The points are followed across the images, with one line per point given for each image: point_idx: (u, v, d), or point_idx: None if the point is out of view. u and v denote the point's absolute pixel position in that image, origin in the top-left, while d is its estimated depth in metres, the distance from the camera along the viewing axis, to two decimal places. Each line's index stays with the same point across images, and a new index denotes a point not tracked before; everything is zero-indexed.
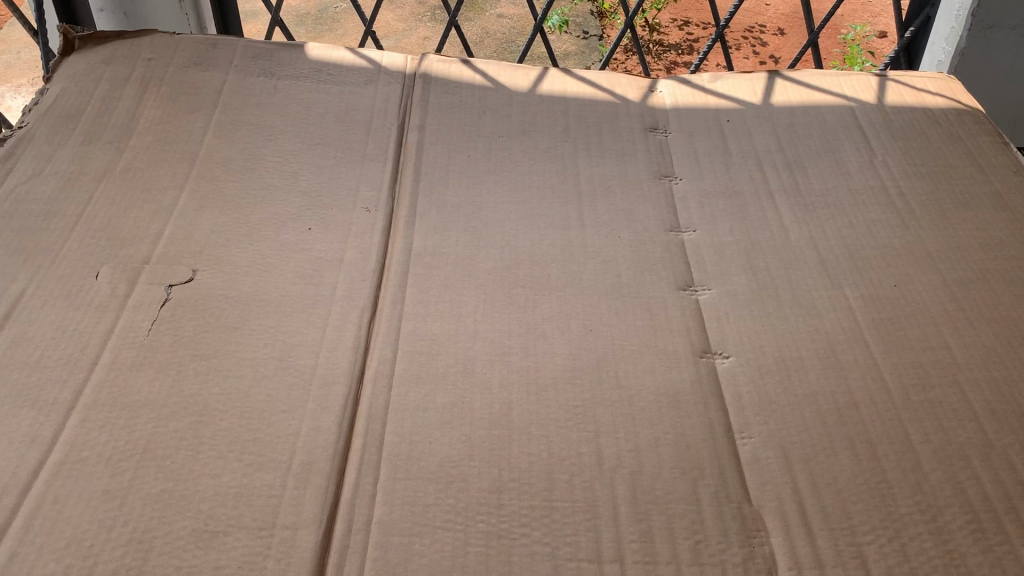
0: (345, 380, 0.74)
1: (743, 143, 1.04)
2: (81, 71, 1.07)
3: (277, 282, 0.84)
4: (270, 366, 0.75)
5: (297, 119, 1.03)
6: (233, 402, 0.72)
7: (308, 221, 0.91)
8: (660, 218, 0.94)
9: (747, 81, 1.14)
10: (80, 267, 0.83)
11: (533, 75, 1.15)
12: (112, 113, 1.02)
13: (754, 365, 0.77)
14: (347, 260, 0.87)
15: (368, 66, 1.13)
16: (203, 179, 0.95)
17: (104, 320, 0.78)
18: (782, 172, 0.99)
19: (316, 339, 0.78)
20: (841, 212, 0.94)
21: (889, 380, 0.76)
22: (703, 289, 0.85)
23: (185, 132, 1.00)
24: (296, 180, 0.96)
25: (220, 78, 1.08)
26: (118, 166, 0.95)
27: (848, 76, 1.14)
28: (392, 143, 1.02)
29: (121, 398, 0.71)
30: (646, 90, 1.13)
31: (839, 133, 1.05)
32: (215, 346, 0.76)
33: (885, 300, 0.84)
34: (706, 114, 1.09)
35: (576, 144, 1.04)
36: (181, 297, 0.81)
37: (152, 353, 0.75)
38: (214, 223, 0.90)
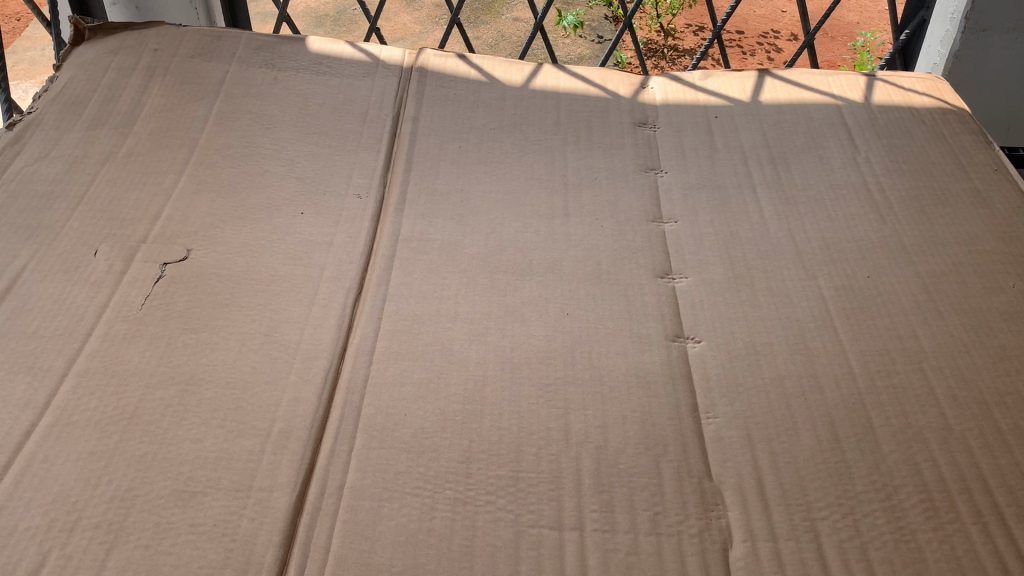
0: (327, 355, 0.77)
1: (730, 138, 1.06)
2: (90, 60, 1.11)
3: (267, 263, 0.87)
4: (257, 340, 0.78)
5: (295, 109, 1.07)
6: (219, 373, 0.75)
7: (301, 206, 0.94)
8: (643, 209, 0.96)
9: (737, 79, 1.16)
10: (80, 244, 0.87)
11: (528, 70, 1.17)
12: (118, 100, 1.05)
13: (724, 349, 0.80)
14: (336, 244, 0.90)
15: (367, 59, 1.16)
16: (202, 165, 0.98)
17: (100, 295, 0.82)
18: (766, 167, 1.02)
19: (302, 317, 0.81)
20: (821, 206, 0.96)
21: (856, 366, 0.78)
22: (680, 277, 0.88)
23: (186, 120, 1.04)
24: (291, 166, 0.99)
25: (223, 68, 1.11)
26: (121, 151, 0.99)
27: (837, 75, 1.15)
28: (386, 133, 1.05)
29: (113, 366, 0.75)
30: (638, 86, 1.16)
31: (825, 130, 1.06)
32: (205, 321, 0.80)
33: (858, 291, 0.86)
34: (696, 110, 1.11)
35: (565, 137, 1.07)
36: (175, 274, 0.84)
37: (144, 326, 0.79)
38: (211, 207, 0.93)
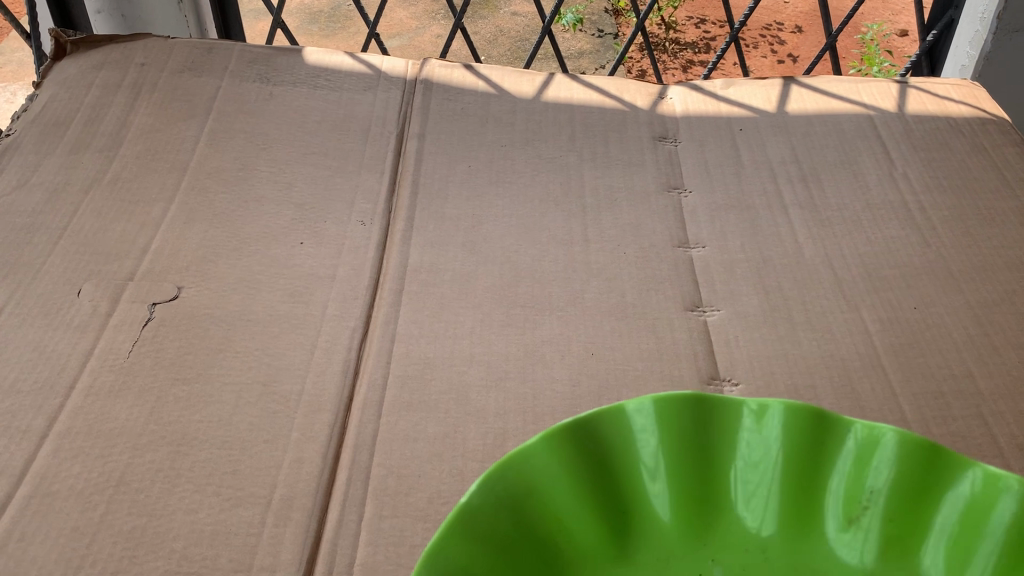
0: (332, 407, 0.71)
1: (757, 153, 0.99)
2: (72, 76, 1.03)
3: (265, 301, 0.80)
4: (255, 391, 0.72)
5: (292, 127, 1.00)
6: (214, 431, 0.68)
7: (300, 235, 0.88)
8: (668, 233, 0.90)
9: (761, 87, 1.09)
10: (62, 283, 0.80)
11: (539, 81, 1.10)
12: (103, 120, 0.98)
13: (765, 393, 0.73)
14: (339, 277, 0.84)
15: (367, 71, 1.09)
16: (193, 190, 0.91)
17: (84, 341, 0.75)
18: (798, 184, 0.95)
19: (304, 363, 0.74)
20: (859, 227, 0.90)
21: (909, 411, 0.71)
22: (712, 309, 0.81)
23: (176, 141, 0.97)
24: (289, 191, 0.92)
25: (215, 84, 1.04)
26: (106, 176, 0.92)
27: (867, 82, 1.09)
28: (391, 152, 0.98)
29: (98, 424, 0.68)
30: (656, 96, 1.09)
31: (857, 143, 1.00)
32: (198, 369, 0.73)
33: (905, 324, 0.79)
34: (719, 122, 1.04)
35: (581, 154, 1.00)
36: (165, 316, 0.78)
37: (132, 378, 0.72)
38: (203, 238, 0.86)
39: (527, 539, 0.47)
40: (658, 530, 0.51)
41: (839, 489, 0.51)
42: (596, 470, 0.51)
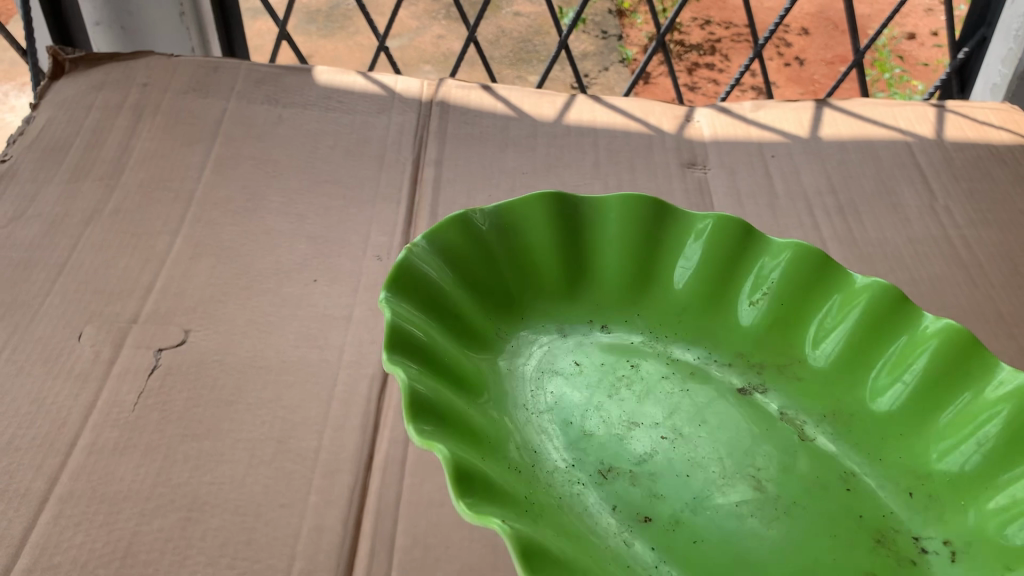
0: (353, 467, 0.66)
1: (791, 182, 0.95)
2: (70, 97, 0.99)
3: (278, 346, 0.75)
4: (269, 449, 0.67)
5: (304, 154, 0.95)
6: (226, 494, 0.63)
7: (313, 272, 0.83)
8: None
9: (792, 111, 1.04)
10: (61, 326, 0.75)
11: (560, 104, 1.06)
12: (104, 145, 0.93)
13: None
14: (356, 318, 0.79)
15: (381, 91, 1.05)
16: (200, 223, 0.86)
17: (85, 392, 0.70)
18: (836, 217, 0.91)
19: (321, 416, 0.70)
20: (901, 264, 0.85)
21: None
22: None
23: (181, 168, 0.92)
24: (301, 223, 0.88)
25: (222, 106, 1.00)
26: (108, 207, 0.87)
27: (902, 107, 1.04)
28: (407, 180, 0.93)
29: (101, 487, 0.63)
30: (682, 119, 1.04)
31: (896, 172, 0.96)
32: (208, 425, 0.68)
33: None
34: (750, 148, 1.00)
35: (607, 182, 0.95)
36: (172, 364, 0.73)
37: (138, 433, 0.67)
38: (211, 275, 0.81)
39: (529, 256, 0.76)
40: (606, 265, 0.78)
41: (763, 287, 0.74)
42: (575, 252, 0.78)
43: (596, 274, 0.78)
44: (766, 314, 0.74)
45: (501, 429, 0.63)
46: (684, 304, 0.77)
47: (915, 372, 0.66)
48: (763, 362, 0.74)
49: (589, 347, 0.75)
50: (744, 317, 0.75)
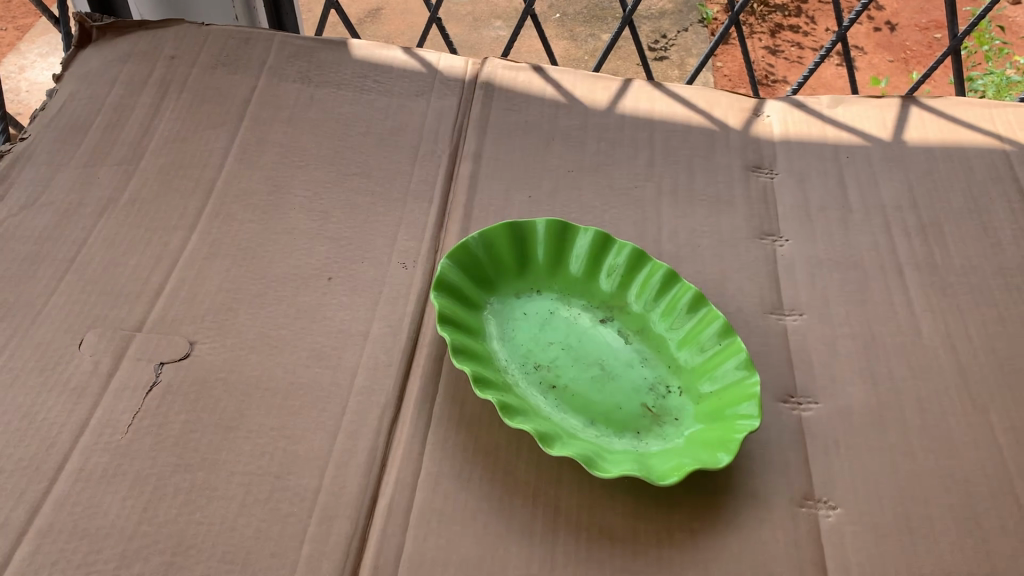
0: (354, 512, 0.61)
1: (867, 194, 0.86)
2: (95, 71, 0.94)
3: (286, 364, 0.70)
4: (265, 486, 0.62)
5: (334, 141, 0.89)
6: (214, 537, 0.59)
7: (333, 279, 0.77)
8: (758, 295, 0.76)
9: (874, 107, 0.95)
10: (62, 331, 0.71)
11: (616, 90, 0.98)
12: (125, 125, 0.88)
13: (869, 524, 0.61)
14: (373, 335, 0.73)
15: (422, 70, 0.98)
16: (218, 217, 0.81)
17: (80, 408, 0.66)
18: (915, 237, 0.81)
19: (325, 450, 0.64)
20: (989, 299, 0.75)
21: None
22: (808, 401, 0.68)
23: (204, 153, 0.87)
24: (324, 222, 0.82)
25: (252, 85, 0.94)
26: (124, 197, 0.82)
27: (1002, 108, 0.94)
28: (441, 176, 0.87)
29: (83, 522, 0.59)
30: (750, 113, 0.96)
31: (988, 186, 0.86)
32: (203, 454, 0.63)
33: None
34: (823, 150, 0.91)
35: (659, 187, 0.87)
36: (172, 380, 0.68)
37: (129, 460, 0.63)
38: (224, 278, 0.76)
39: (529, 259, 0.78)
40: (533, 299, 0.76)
41: (640, 278, 0.76)
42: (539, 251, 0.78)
43: (546, 273, 0.78)
44: (676, 329, 0.73)
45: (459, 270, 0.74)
46: (580, 281, 0.78)
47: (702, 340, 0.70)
48: (661, 385, 0.70)
49: (524, 310, 0.75)
50: (612, 439, 0.65)
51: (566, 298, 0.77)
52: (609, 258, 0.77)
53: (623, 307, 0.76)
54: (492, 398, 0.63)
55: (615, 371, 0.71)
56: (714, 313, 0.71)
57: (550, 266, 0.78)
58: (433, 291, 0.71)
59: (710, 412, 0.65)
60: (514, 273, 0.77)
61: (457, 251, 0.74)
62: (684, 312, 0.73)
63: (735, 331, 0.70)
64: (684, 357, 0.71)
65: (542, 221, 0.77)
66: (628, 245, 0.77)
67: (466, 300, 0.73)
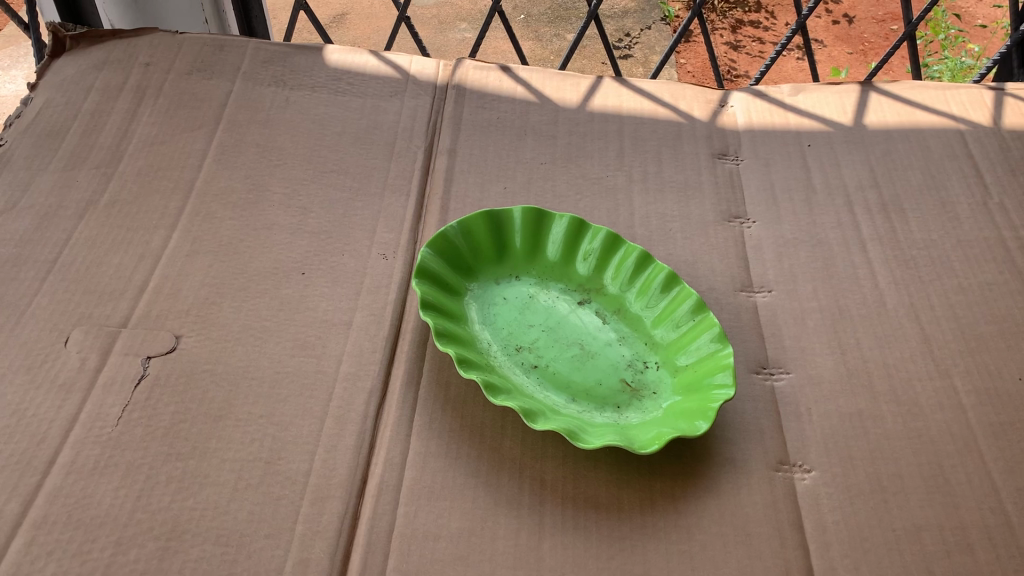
0: (345, 493, 0.62)
1: (830, 176, 0.89)
2: (69, 77, 0.94)
3: (272, 355, 0.71)
4: (256, 472, 0.63)
5: (310, 140, 0.91)
6: (209, 521, 0.60)
7: (315, 272, 0.78)
8: (728, 274, 0.79)
9: (834, 94, 0.99)
10: (48, 330, 0.72)
11: (584, 87, 1.01)
12: (102, 130, 0.89)
13: (843, 485, 0.63)
14: (356, 324, 0.74)
15: (394, 74, 1.00)
16: (198, 216, 0.82)
17: (69, 404, 0.67)
18: (877, 215, 0.84)
19: (313, 435, 0.66)
20: (950, 270, 0.78)
21: (1013, 512, 0.61)
22: (780, 372, 0.71)
23: (182, 155, 0.88)
24: (303, 218, 0.83)
25: (226, 87, 0.95)
26: (103, 199, 0.83)
27: (956, 90, 0.98)
28: (417, 170, 0.88)
29: (77, 512, 0.60)
30: (715, 104, 0.99)
31: (945, 164, 0.89)
32: (194, 443, 0.65)
33: (1007, 397, 0.68)
34: (786, 137, 0.94)
35: (630, 174, 0.89)
36: (160, 374, 0.69)
37: (121, 452, 0.64)
38: (207, 274, 0.77)
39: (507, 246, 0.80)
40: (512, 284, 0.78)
41: (615, 261, 0.78)
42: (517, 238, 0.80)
43: (524, 259, 0.80)
44: (651, 308, 0.75)
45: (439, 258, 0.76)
46: (557, 266, 0.80)
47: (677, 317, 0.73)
48: (638, 361, 0.72)
49: (503, 295, 0.77)
50: (594, 413, 0.67)
51: (544, 282, 0.79)
52: (584, 243, 0.80)
53: (599, 289, 0.78)
54: (476, 377, 0.65)
55: (594, 350, 0.73)
56: (687, 291, 0.73)
57: (527, 252, 0.80)
58: (415, 278, 0.73)
59: (686, 384, 0.68)
60: (493, 259, 0.79)
61: (437, 241, 0.76)
62: (658, 291, 0.75)
63: (708, 308, 0.73)
64: (659, 334, 0.73)
65: (518, 209, 0.80)
66: (602, 230, 0.80)
67: (447, 287, 0.75)
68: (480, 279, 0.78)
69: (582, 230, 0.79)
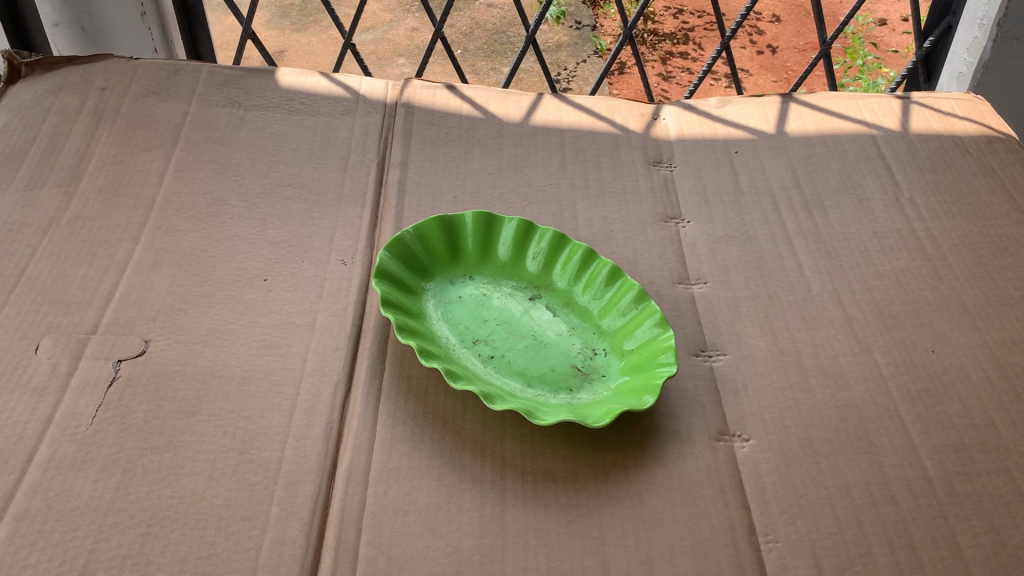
0: (317, 477, 0.65)
1: (757, 178, 0.96)
2: (26, 102, 0.97)
3: (239, 354, 0.74)
4: (230, 461, 0.66)
5: (266, 156, 0.95)
6: (187, 508, 0.63)
7: (276, 278, 0.82)
8: (667, 268, 0.85)
9: (758, 105, 1.06)
10: (17, 339, 0.74)
11: (526, 103, 1.07)
12: (61, 151, 0.92)
13: (778, 450, 0.69)
14: (319, 324, 0.78)
15: (345, 94, 1.05)
16: (161, 229, 0.85)
17: (42, 406, 0.69)
18: (801, 212, 0.91)
19: (283, 425, 0.69)
20: (867, 259, 0.86)
21: (930, 467, 0.67)
22: (717, 353, 0.76)
23: (141, 173, 0.91)
24: (263, 228, 0.87)
25: (182, 109, 0.99)
26: (66, 215, 0.85)
27: (867, 100, 1.07)
28: (371, 182, 0.93)
29: (58, 504, 0.62)
30: (649, 117, 1.06)
31: (861, 165, 0.97)
32: (168, 437, 0.67)
33: (922, 367, 0.75)
34: (715, 145, 1.01)
35: (572, 182, 0.95)
36: (131, 375, 0.72)
37: (96, 448, 0.66)
38: (172, 283, 0.80)
39: (461, 249, 0.85)
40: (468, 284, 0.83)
41: (562, 259, 0.84)
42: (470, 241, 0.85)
43: (477, 260, 0.85)
44: (598, 300, 0.81)
45: (398, 261, 0.80)
46: (508, 265, 0.85)
47: (622, 307, 0.79)
48: (587, 349, 0.78)
49: (459, 293, 0.82)
50: (549, 396, 0.72)
51: (497, 281, 0.84)
52: (532, 243, 0.85)
53: (549, 285, 0.84)
54: (438, 365, 0.70)
55: (547, 340, 0.78)
56: (630, 283, 0.79)
57: (480, 254, 0.85)
58: (375, 278, 0.77)
59: (633, 366, 0.74)
60: (447, 261, 0.84)
61: (394, 244, 0.81)
62: (603, 285, 0.81)
63: (650, 298, 0.79)
64: (606, 323, 0.79)
65: (470, 214, 0.85)
66: (549, 230, 0.85)
67: (406, 288, 0.79)
68: (437, 280, 0.83)
69: (530, 231, 0.85)
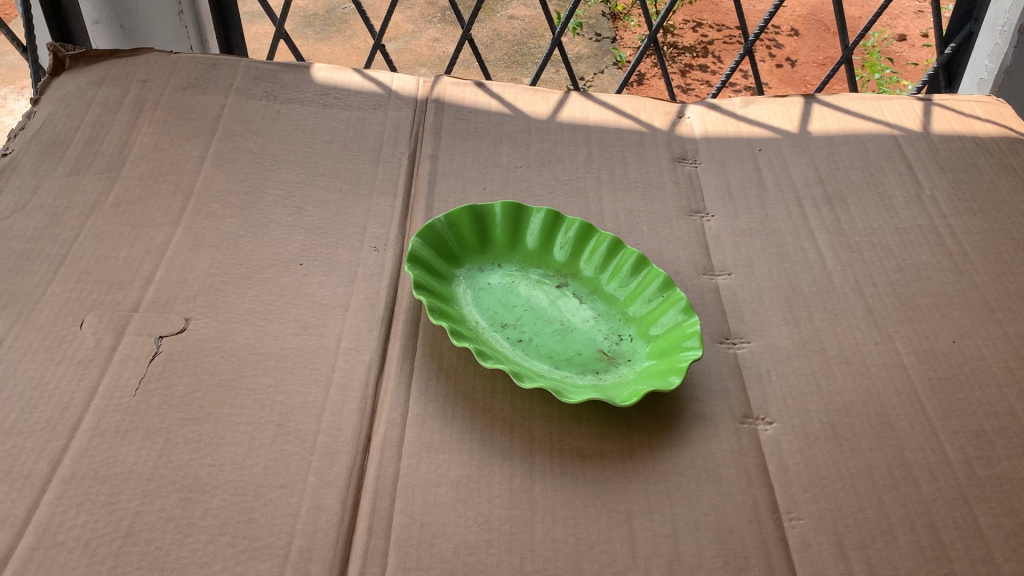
0: (351, 449, 0.67)
1: (780, 175, 0.98)
2: (70, 93, 1.01)
3: (276, 333, 0.77)
4: (268, 432, 0.68)
5: (302, 148, 0.98)
6: (227, 475, 0.65)
7: (311, 263, 0.84)
8: (691, 259, 0.87)
9: (782, 106, 1.09)
10: (64, 314, 0.76)
11: (553, 101, 1.10)
12: (103, 140, 0.95)
13: (802, 433, 0.70)
14: (353, 307, 0.80)
15: (377, 89, 1.08)
16: (199, 214, 0.88)
17: (87, 377, 0.71)
18: (823, 208, 0.93)
19: (320, 400, 0.71)
20: (888, 254, 0.87)
21: (951, 451, 0.69)
22: (741, 341, 0.78)
23: (181, 161, 0.94)
24: (299, 216, 0.89)
25: (220, 102, 1.02)
26: (109, 200, 0.88)
27: (889, 102, 1.09)
28: (402, 174, 0.96)
29: (103, 469, 0.64)
30: (674, 116, 1.08)
31: (883, 164, 0.99)
32: (208, 409, 0.69)
33: (942, 357, 0.77)
34: (739, 143, 1.03)
35: (599, 176, 0.97)
36: (173, 350, 0.74)
37: (139, 418, 0.68)
38: (210, 265, 0.83)
39: (490, 237, 0.87)
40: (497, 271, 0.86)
41: (589, 248, 0.86)
42: (500, 229, 0.88)
43: (506, 248, 0.88)
44: (623, 288, 0.83)
45: (428, 247, 0.82)
46: (536, 253, 0.88)
47: (647, 295, 0.81)
48: (613, 334, 0.79)
49: (489, 280, 0.84)
50: (576, 377, 0.74)
51: (525, 269, 0.86)
52: (560, 233, 0.87)
53: (576, 273, 0.86)
54: (470, 346, 0.72)
55: (574, 327, 0.80)
56: (655, 272, 0.81)
57: (509, 242, 0.88)
58: (408, 263, 0.79)
59: (659, 350, 0.75)
60: (477, 248, 0.86)
61: (426, 231, 0.83)
62: (629, 274, 0.83)
63: (675, 285, 0.81)
64: (632, 310, 0.81)
65: (499, 204, 0.87)
66: (576, 220, 0.87)
67: (437, 274, 0.81)
68: (467, 267, 0.85)
69: (558, 220, 0.87)
